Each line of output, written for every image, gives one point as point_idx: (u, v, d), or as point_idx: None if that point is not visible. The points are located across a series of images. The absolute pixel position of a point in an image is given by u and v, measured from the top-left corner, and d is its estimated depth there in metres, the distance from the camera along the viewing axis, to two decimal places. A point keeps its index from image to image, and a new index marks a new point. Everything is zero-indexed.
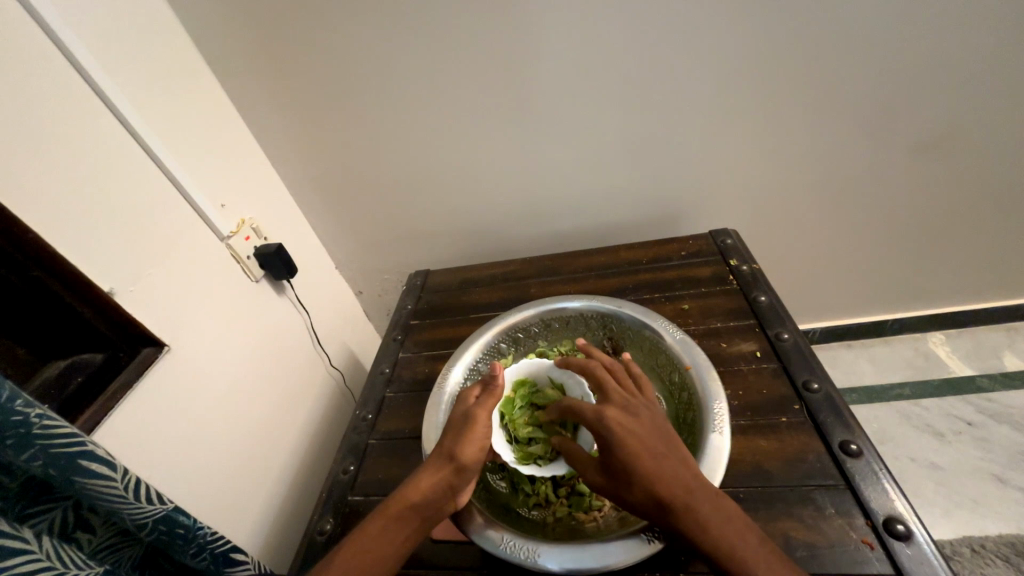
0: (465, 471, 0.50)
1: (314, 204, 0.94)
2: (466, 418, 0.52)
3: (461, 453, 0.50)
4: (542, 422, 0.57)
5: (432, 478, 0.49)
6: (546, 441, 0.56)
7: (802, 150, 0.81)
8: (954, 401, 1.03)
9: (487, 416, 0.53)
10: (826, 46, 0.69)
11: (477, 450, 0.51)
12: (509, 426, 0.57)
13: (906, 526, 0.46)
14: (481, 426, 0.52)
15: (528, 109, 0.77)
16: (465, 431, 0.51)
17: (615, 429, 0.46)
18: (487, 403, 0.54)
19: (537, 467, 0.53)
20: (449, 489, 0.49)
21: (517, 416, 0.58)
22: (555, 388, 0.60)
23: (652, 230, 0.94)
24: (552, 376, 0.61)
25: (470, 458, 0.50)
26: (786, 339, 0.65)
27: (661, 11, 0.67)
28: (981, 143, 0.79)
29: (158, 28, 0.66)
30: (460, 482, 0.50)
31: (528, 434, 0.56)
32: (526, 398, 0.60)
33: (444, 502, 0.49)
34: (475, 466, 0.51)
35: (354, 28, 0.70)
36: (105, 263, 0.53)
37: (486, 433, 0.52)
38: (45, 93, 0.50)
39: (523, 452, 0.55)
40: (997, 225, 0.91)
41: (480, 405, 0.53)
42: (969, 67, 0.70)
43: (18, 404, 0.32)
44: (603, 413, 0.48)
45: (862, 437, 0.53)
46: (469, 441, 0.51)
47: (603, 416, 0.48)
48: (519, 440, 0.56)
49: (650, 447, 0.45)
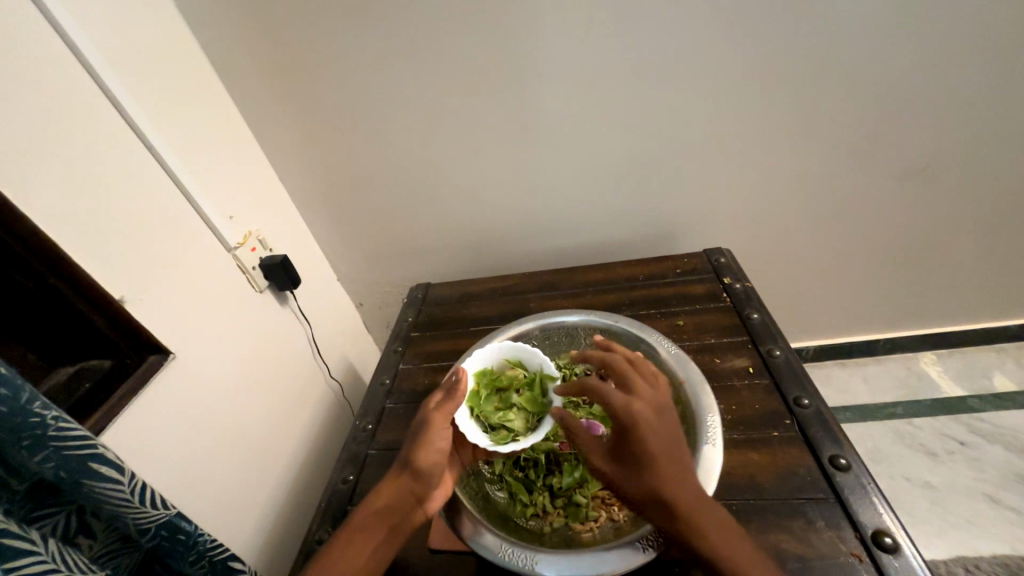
0: (425, 475, 0.52)
1: (318, 217, 0.95)
2: (421, 424, 0.53)
3: (417, 460, 0.52)
4: (510, 401, 0.58)
5: (393, 487, 0.52)
6: (519, 417, 0.57)
7: (794, 172, 0.83)
8: (946, 421, 1.05)
9: (445, 419, 0.53)
10: (814, 73, 0.72)
11: (435, 455, 0.52)
12: (480, 416, 0.57)
13: (894, 539, 0.47)
14: (437, 431, 0.53)
15: (529, 129, 0.80)
16: (419, 438, 0.53)
17: (643, 424, 0.47)
18: (444, 407, 0.54)
19: (519, 443, 0.54)
20: (412, 495, 0.51)
21: (485, 404, 0.58)
22: (515, 367, 0.62)
23: (649, 248, 0.96)
24: (509, 358, 0.62)
25: (427, 461, 0.52)
26: (778, 355, 0.67)
27: (656, 40, 0.70)
28: (964, 168, 0.82)
29: (175, 44, 0.69)
30: (422, 487, 0.52)
31: (500, 415, 0.57)
32: (489, 384, 0.60)
33: (410, 509, 0.51)
34: (433, 469, 0.52)
35: (363, 50, 0.73)
36: (116, 272, 0.55)
37: (444, 436, 0.53)
38: (64, 106, 0.52)
39: (500, 435, 0.55)
40: (984, 248, 0.94)
41: (433, 408, 0.54)
42: (949, 96, 0.74)
43: (35, 406, 0.33)
44: (632, 405, 0.48)
45: (852, 452, 0.55)
46: (426, 447, 0.52)
47: (631, 407, 0.48)
48: (493, 425, 0.56)
49: (668, 448, 0.47)
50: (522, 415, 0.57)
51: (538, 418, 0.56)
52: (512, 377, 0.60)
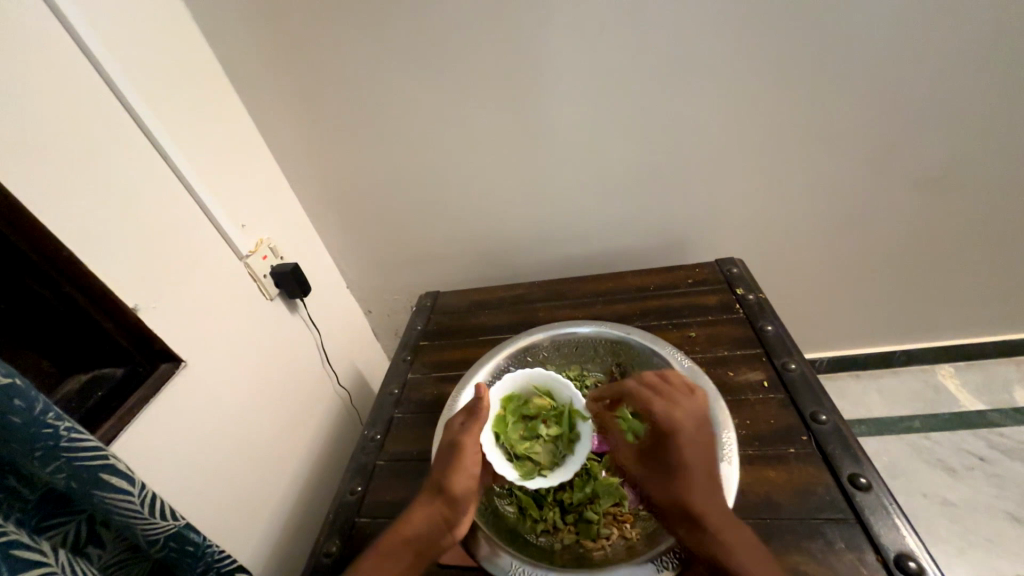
0: (458, 501, 0.52)
1: (328, 224, 0.96)
2: (455, 448, 0.54)
3: (449, 483, 0.52)
4: (537, 433, 0.57)
5: (424, 510, 0.51)
6: (546, 451, 0.56)
7: (806, 182, 0.82)
8: (965, 436, 1.02)
9: (475, 442, 0.55)
10: (828, 83, 0.71)
11: (466, 480, 0.53)
12: (506, 445, 0.56)
13: (918, 563, 0.46)
14: (468, 454, 0.54)
15: (539, 137, 0.80)
16: (450, 461, 0.53)
17: (677, 430, 0.52)
18: (473, 431, 0.55)
19: (545, 479, 0.54)
20: (444, 520, 0.51)
21: (512, 433, 0.57)
22: (543, 396, 0.60)
23: (660, 257, 0.95)
24: (538, 385, 0.61)
25: (460, 486, 0.52)
26: (793, 369, 0.65)
27: (668, 49, 0.70)
28: (983, 179, 0.80)
29: (189, 52, 0.70)
30: (454, 513, 0.51)
31: (527, 447, 0.56)
32: (515, 414, 0.59)
33: (441, 535, 0.51)
34: (465, 494, 0.52)
35: (374, 60, 0.74)
36: (130, 281, 0.55)
37: (473, 461, 0.54)
38: (81, 116, 0.53)
39: (526, 467, 0.55)
40: (1004, 259, 0.92)
41: (466, 433, 0.55)
42: (968, 105, 0.72)
43: (48, 416, 0.33)
44: (673, 413, 0.53)
45: (872, 471, 0.53)
46: (457, 472, 0.53)
47: (672, 414, 0.53)
48: (518, 456, 0.56)
49: (689, 448, 0.51)
50: (549, 449, 0.56)
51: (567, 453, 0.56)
52: (540, 407, 0.59)
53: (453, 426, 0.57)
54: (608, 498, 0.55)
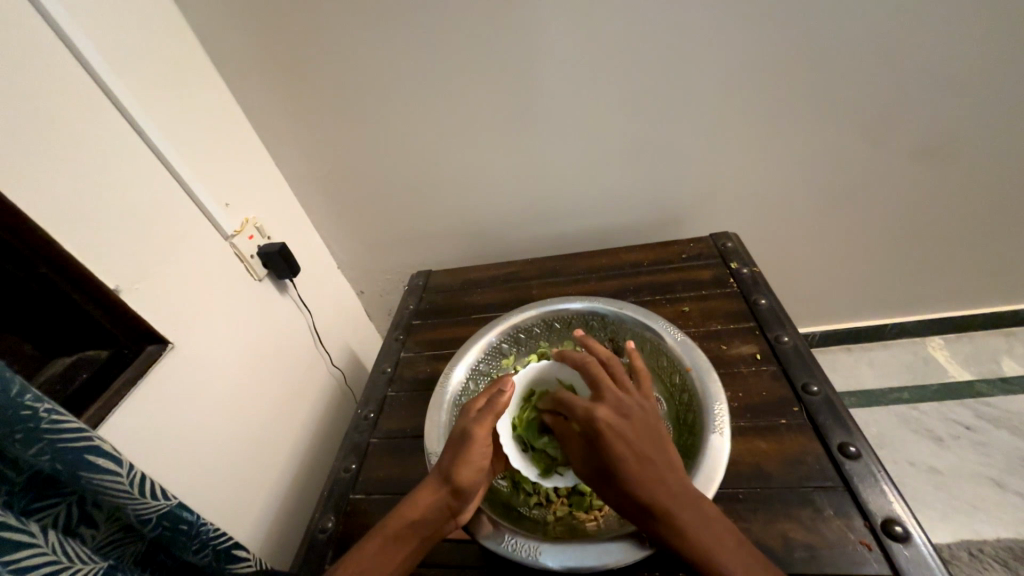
0: (463, 492, 0.50)
1: (316, 203, 0.94)
2: (464, 438, 0.51)
3: (457, 474, 0.50)
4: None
5: (430, 497, 0.50)
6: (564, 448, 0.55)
7: (802, 154, 0.81)
8: (952, 406, 1.04)
9: (486, 434, 0.51)
10: (826, 51, 0.69)
11: (474, 471, 0.51)
12: (524, 439, 0.56)
13: (904, 527, 0.47)
14: (479, 446, 0.51)
15: (530, 111, 0.78)
16: (460, 451, 0.51)
17: (607, 432, 0.45)
18: (486, 422, 0.52)
19: (561, 476, 0.53)
20: (448, 509, 0.50)
21: (529, 427, 0.56)
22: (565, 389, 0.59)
23: (653, 232, 0.94)
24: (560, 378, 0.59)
25: (467, 479, 0.50)
26: (786, 341, 0.65)
27: (662, 16, 0.67)
28: (979, 149, 0.79)
29: (163, 24, 0.67)
30: (459, 503, 0.50)
31: (545, 443, 0.55)
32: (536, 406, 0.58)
33: (444, 523, 0.50)
34: (472, 486, 0.51)
35: (357, 31, 0.71)
36: (111, 262, 0.54)
37: (483, 453, 0.51)
38: (53, 91, 0.50)
39: (543, 463, 0.54)
40: (996, 231, 0.91)
41: (477, 423, 0.51)
42: (967, 74, 0.71)
43: (26, 399, 0.32)
44: (594, 414, 0.46)
45: (861, 439, 0.54)
46: (467, 463, 0.50)
47: (592, 416, 0.46)
48: (535, 450, 0.55)
49: (634, 445, 0.44)
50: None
51: None
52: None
53: (469, 411, 0.53)
54: None
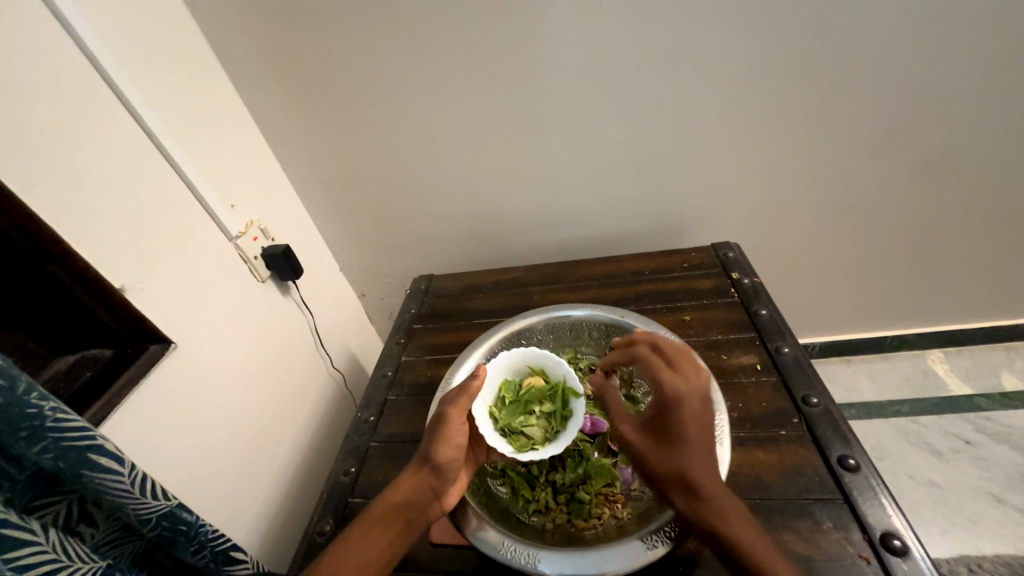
0: (445, 473, 0.50)
1: (321, 206, 0.94)
2: (440, 419, 0.52)
3: (436, 455, 0.50)
4: (531, 408, 0.58)
5: (412, 480, 0.50)
6: (540, 425, 0.56)
7: (804, 165, 0.82)
8: (952, 419, 1.04)
9: (462, 413, 0.52)
10: (829, 64, 0.70)
11: (454, 451, 0.51)
12: (501, 420, 0.56)
13: (903, 542, 0.47)
14: (456, 425, 0.52)
15: (534, 118, 0.78)
16: (438, 432, 0.51)
17: (692, 407, 0.47)
18: (461, 401, 0.53)
19: (537, 451, 0.54)
20: (431, 491, 0.50)
21: (505, 410, 0.57)
22: (536, 376, 0.61)
23: (655, 241, 0.94)
24: (532, 365, 0.62)
25: (446, 458, 0.50)
26: (786, 352, 0.66)
27: (667, 28, 0.68)
28: (980, 164, 0.80)
29: (175, 26, 0.68)
30: (440, 483, 0.50)
31: (521, 422, 0.56)
32: (510, 393, 0.59)
33: (427, 504, 0.50)
34: (452, 466, 0.51)
35: (366, 37, 0.71)
36: (117, 261, 0.54)
37: (461, 432, 0.52)
38: (64, 93, 0.51)
39: (520, 441, 0.55)
40: (997, 245, 0.92)
41: (452, 406, 0.53)
42: (969, 89, 0.72)
43: (33, 397, 0.33)
44: (686, 389, 0.48)
45: (861, 452, 0.54)
46: (445, 442, 0.51)
47: (674, 389, 0.48)
48: (512, 430, 0.55)
49: (710, 436, 0.47)
50: (542, 424, 0.56)
51: (559, 429, 0.56)
52: (533, 385, 0.59)
53: (446, 395, 0.55)
54: (600, 478, 0.55)
